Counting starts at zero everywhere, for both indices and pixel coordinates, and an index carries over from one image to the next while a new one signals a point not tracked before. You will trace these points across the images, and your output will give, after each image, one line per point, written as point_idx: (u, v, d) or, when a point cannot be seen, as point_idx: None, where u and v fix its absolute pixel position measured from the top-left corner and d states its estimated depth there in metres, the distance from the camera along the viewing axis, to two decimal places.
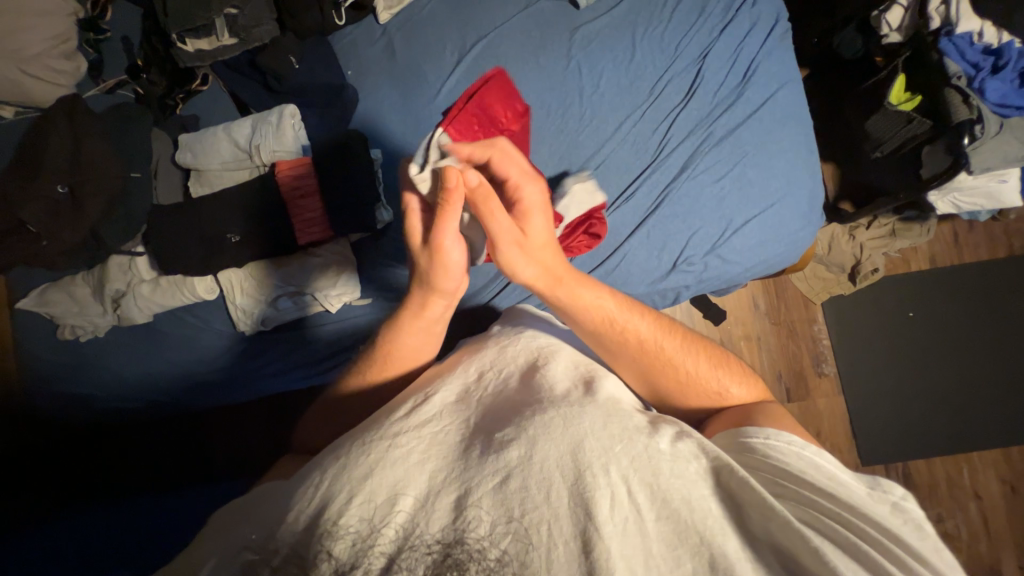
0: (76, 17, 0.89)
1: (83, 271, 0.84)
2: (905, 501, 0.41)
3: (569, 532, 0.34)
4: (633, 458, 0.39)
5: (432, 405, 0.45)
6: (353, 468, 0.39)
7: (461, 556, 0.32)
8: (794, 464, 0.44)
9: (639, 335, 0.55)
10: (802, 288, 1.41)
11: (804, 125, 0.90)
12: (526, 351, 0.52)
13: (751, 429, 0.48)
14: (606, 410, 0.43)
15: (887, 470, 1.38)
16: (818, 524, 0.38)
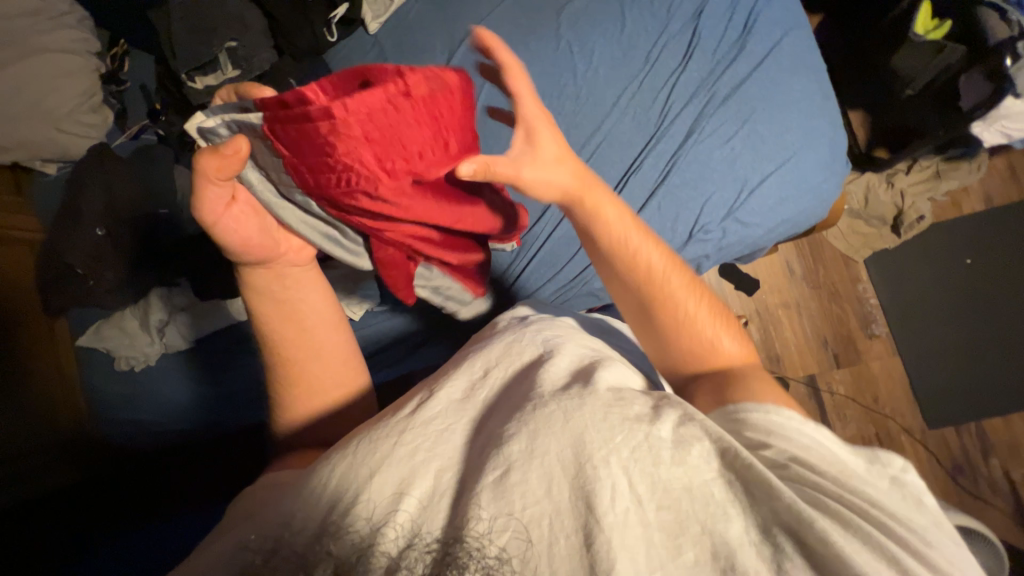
0: (99, 72, 0.97)
1: (129, 306, 0.90)
2: (905, 474, 0.40)
3: (570, 527, 0.34)
4: (636, 447, 0.37)
5: (437, 402, 0.45)
6: (358, 468, 0.40)
7: (461, 554, 0.33)
8: (792, 442, 0.42)
9: (650, 264, 0.56)
10: (841, 247, 1.32)
11: (816, 71, 0.84)
12: (533, 345, 0.51)
13: (756, 404, 0.46)
14: (608, 398, 0.41)
15: (958, 433, 1.27)
16: (837, 510, 0.36)
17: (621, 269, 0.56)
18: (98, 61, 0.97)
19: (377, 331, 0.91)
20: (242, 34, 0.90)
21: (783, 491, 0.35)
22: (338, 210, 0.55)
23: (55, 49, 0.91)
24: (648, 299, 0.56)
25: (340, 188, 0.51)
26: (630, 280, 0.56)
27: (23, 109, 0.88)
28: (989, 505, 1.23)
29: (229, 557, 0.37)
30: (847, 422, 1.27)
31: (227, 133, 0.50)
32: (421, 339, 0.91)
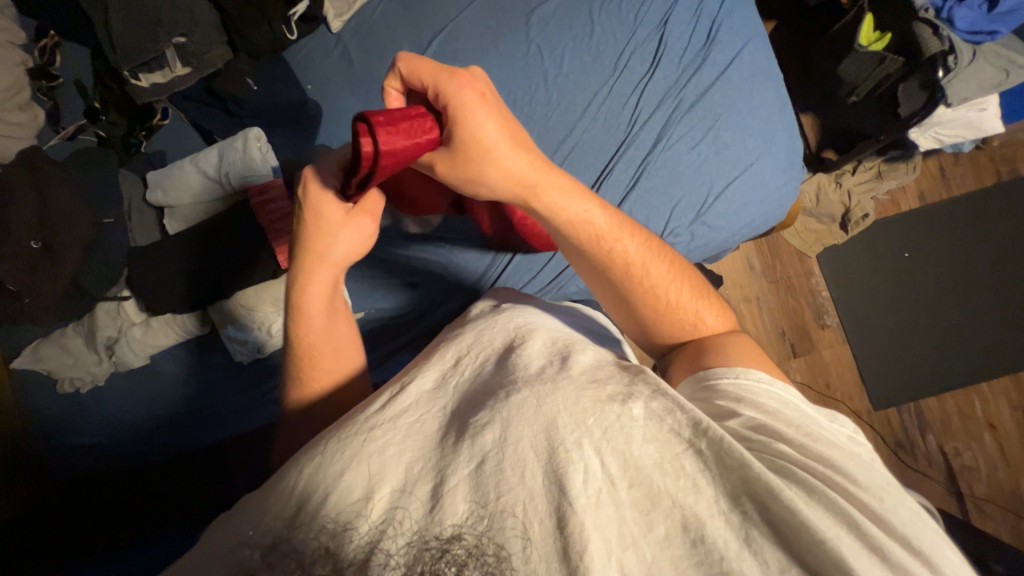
0: (26, 66, 0.88)
1: (71, 322, 0.83)
2: (858, 435, 0.45)
3: (544, 511, 0.35)
4: (607, 428, 0.38)
5: (408, 395, 0.44)
6: (329, 465, 0.38)
7: (459, 552, 0.33)
8: (762, 409, 0.45)
9: (627, 255, 0.56)
10: (795, 243, 1.40)
11: (775, 80, 0.88)
12: (504, 332, 0.51)
13: (727, 369, 0.49)
14: (581, 382, 0.42)
15: (899, 411, 1.38)
16: (801, 474, 0.38)
17: (594, 258, 0.57)
18: (24, 53, 0.88)
19: None
20: (192, 29, 0.83)
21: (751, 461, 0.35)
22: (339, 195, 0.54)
23: None
24: (622, 289, 0.57)
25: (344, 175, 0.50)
26: (605, 270, 0.57)
27: None
28: (926, 476, 1.35)
29: (230, 554, 0.36)
30: None
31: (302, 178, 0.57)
32: (396, 346, 0.89)
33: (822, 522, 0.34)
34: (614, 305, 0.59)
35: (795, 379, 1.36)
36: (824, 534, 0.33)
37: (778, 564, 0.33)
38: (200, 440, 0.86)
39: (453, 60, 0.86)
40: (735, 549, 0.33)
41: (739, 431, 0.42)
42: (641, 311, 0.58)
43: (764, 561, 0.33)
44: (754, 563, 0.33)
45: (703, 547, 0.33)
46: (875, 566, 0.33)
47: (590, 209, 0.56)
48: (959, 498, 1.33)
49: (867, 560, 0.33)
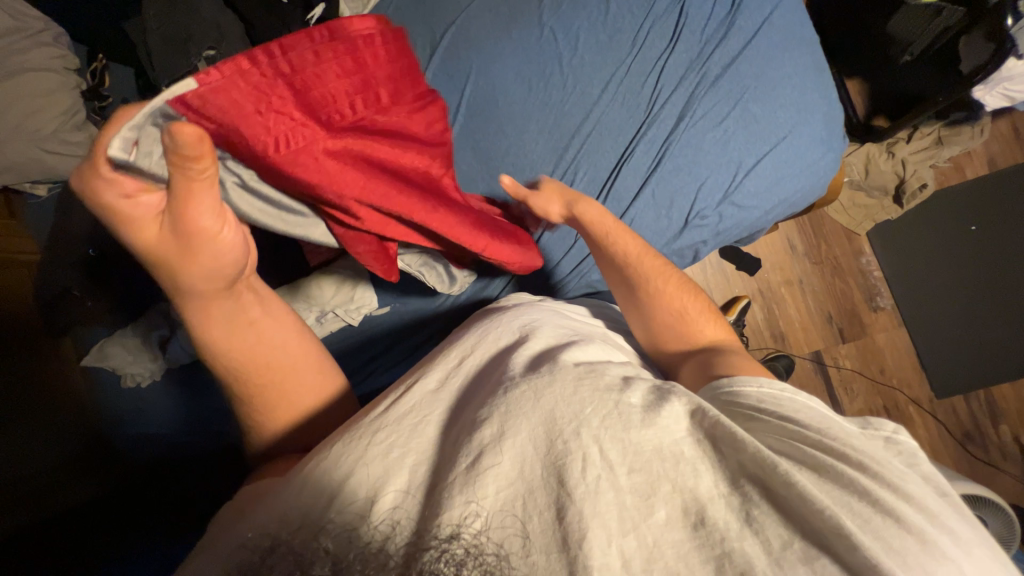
0: (80, 89, 0.95)
1: (130, 321, 0.88)
2: (898, 434, 0.41)
3: (543, 503, 0.35)
4: (607, 416, 0.38)
5: (412, 395, 0.45)
6: (336, 467, 0.39)
7: (456, 549, 0.31)
8: (786, 408, 0.42)
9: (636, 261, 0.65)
10: (843, 221, 1.30)
11: (809, 44, 0.81)
12: (511, 330, 0.52)
13: (759, 377, 0.47)
14: (580, 372, 0.42)
15: (965, 400, 1.27)
16: (859, 480, 0.35)
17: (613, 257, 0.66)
18: (77, 77, 0.95)
19: (375, 334, 0.91)
20: (220, 41, 0.87)
21: (748, 442, 0.36)
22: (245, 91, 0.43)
23: (37, 68, 0.89)
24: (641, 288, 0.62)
25: (273, 70, 0.44)
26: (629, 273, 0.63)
27: (9, 132, 0.86)
28: (997, 469, 1.23)
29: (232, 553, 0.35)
30: (854, 397, 1.26)
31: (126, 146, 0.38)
32: (420, 340, 0.91)
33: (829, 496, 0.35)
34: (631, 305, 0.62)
35: (844, 366, 1.27)
36: (823, 504, 0.33)
37: (780, 540, 0.32)
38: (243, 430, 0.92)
39: (466, 52, 0.84)
40: (736, 529, 0.33)
41: (788, 445, 0.39)
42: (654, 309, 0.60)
43: (767, 538, 0.32)
44: (758, 545, 0.32)
45: (703, 530, 0.33)
46: (909, 541, 0.32)
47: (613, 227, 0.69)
48: None
49: (876, 521, 0.33)
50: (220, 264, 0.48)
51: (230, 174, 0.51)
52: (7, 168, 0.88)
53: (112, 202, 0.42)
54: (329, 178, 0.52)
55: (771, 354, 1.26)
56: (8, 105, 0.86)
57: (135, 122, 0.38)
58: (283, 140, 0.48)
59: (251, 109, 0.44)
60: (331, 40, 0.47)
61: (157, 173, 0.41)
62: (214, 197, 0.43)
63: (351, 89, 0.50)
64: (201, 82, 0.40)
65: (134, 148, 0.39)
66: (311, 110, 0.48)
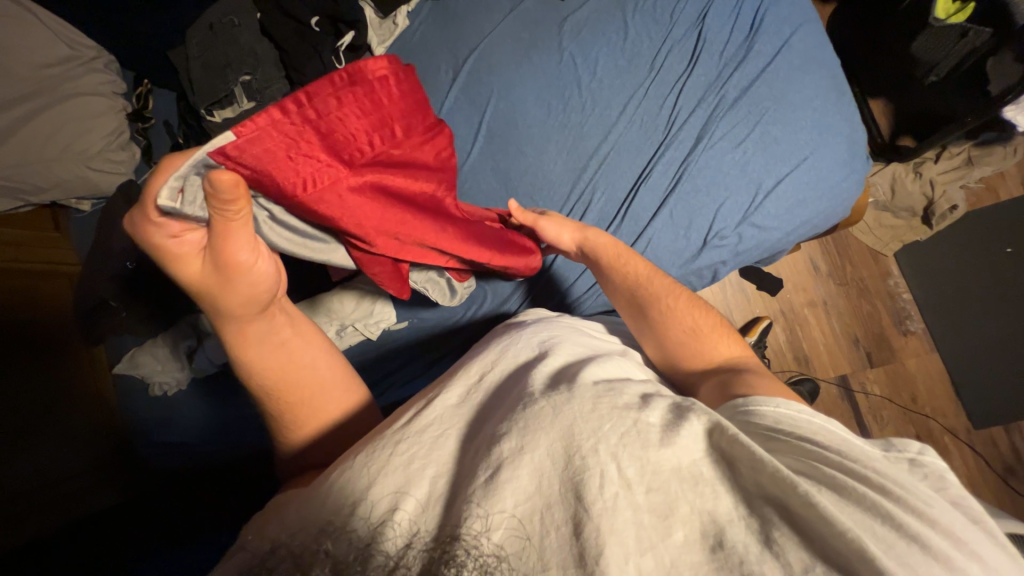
0: (126, 112, 1.01)
1: (161, 332, 0.93)
2: (924, 455, 0.40)
3: (560, 519, 0.34)
4: (625, 434, 0.38)
5: (434, 409, 0.45)
6: (357, 480, 0.39)
7: (461, 558, 0.31)
8: (805, 430, 0.41)
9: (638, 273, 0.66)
10: (868, 241, 1.27)
11: (830, 67, 0.81)
12: (530, 347, 0.52)
13: (777, 400, 0.45)
14: (597, 391, 0.42)
15: (1006, 431, 1.20)
16: (883, 503, 0.34)
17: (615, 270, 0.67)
18: (124, 101, 1.02)
19: (393, 348, 0.92)
20: (255, 67, 0.92)
21: (766, 459, 0.35)
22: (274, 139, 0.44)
23: (88, 93, 0.96)
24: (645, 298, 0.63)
25: (301, 116, 0.45)
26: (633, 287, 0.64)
27: (60, 151, 0.92)
28: None
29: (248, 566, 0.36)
30: (884, 424, 1.21)
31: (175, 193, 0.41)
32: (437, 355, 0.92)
33: (856, 520, 0.33)
34: (635, 316, 0.63)
35: (873, 392, 1.22)
36: (845, 527, 0.31)
37: (801, 564, 0.31)
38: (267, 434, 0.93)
39: (487, 76, 0.87)
40: (756, 552, 0.32)
41: (807, 467, 0.37)
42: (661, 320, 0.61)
43: (789, 564, 0.31)
44: (778, 568, 0.31)
45: (722, 552, 0.32)
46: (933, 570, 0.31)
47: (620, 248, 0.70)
48: None
49: (899, 547, 0.32)
50: (255, 294, 0.49)
51: (262, 210, 0.52)
52: (55, 185, 0.93)
53: (160, 242, 0.44)
54: (353, 210, 0.54)
55: (795, 377, 1.22)
56: (60, 127, 0.92)
57: (180, 172, 0.40)
58: (309, 179, 0.49)
59: (280, 155, 0.46)
60: (349, 85, 0.47)
61: (200, 216, 0.43)
62: (251, 234, 0.45)
63: (375, 127, 0.51)
64: (238, 134, 0.42)
65: (181, 196, 0.41)
66: (336, 149, 0.49)
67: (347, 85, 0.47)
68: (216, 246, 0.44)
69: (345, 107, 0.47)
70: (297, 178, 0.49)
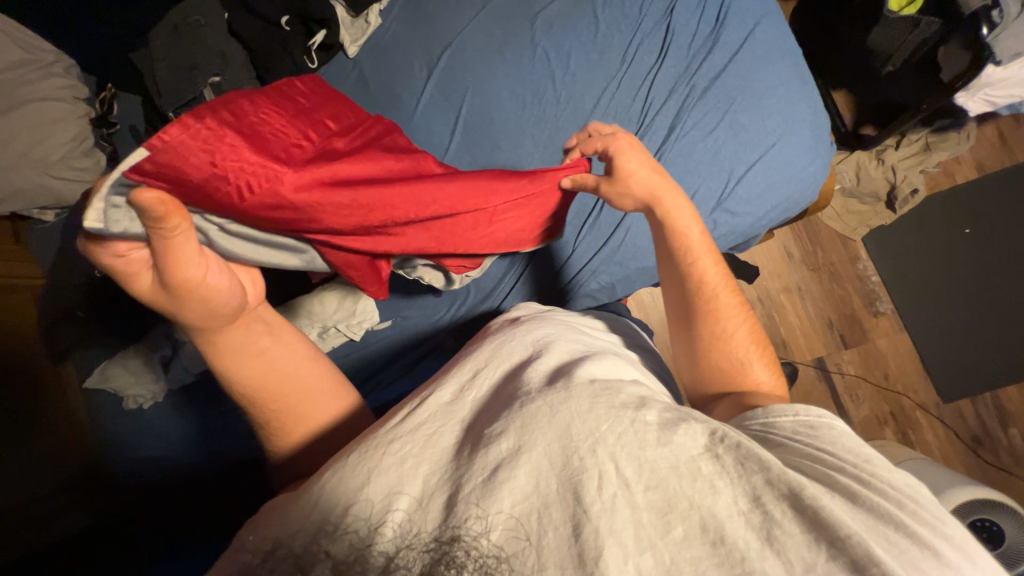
0: (89, 117, 0.97)
1: (133, 343, 0.90)
2: None
3: (559, 518, 0.33)
4: (623, 434, 0.36)
5: (426, 407, 0.45)
6: (348, 480, 0.38)
7: (460, 554, 0.32)
8: (823, 439, 0.40)
9: (703, 278, 0.59)
10: (838, 228, 1.32)
11: (793, 57, 0.84)
12: (523, 344, 0.51)
13: (786, 407, 0.44)
14: (594, 390, 0.40)
15: (972, 404, 1.26)
16: (897, 513, 0.33)
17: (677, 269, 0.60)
18: (86, 106, 0.98)
19: (378, 349, 0.91)
20: (224, 68, 0.90)
21: (777, 466, 0.34)
22: (195, 144, 0.42)
23: (45, 98, 0.92)
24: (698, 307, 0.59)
25: (217, 119, 0.44)
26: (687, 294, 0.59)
27: (16, 160, 0.88)
28: (1011, 475, 1.21)
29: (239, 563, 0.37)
30: (860, 403, 1.25)
31: (105, 216, 0.39)
32: (423, 354, 0.91)
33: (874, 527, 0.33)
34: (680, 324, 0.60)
35: (848, 373, 1.27)
36: (849, 530, 0.31)
37: (801, 562, 0.30)
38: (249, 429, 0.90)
39: (462, 72, 0.87)
40: (756, 548, 0.31)
41: (817, 476, 0.36)
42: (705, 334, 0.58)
43: (789, 562, 0.30)
44: (778, 564, 0.30)
45: (723, 547, 0.31)
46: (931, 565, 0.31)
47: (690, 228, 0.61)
48: None
49: (911, 554, 0.31)
50: (217, 307, 0.48)
51: (208, 223, 0.50)
52: (13, 195, 0.89)
53: (108, 262, 0.43)
54: (319, 200, 0.51)
55: (774, 362, 1.26)
56: (15, 134, 0.88)
57: (101, 194, 0.39)
58: (259, 179, 0.47)
59: (214, 161, 0.43)
60: (253, 94, 0.49)
61: (139, 234, 0.42)
62: (198, 246, 0.44)
63: (299, 124, 0.51)
64: (153, 152, 0.40)
65: (108, 217, 0.40)
66: (272, 146, 0.48)
67: (254, 95, 0.49)
68: (160, 263, 0.43)
69: (259, 108, 0.48)
70: (245, 182, 0.46)
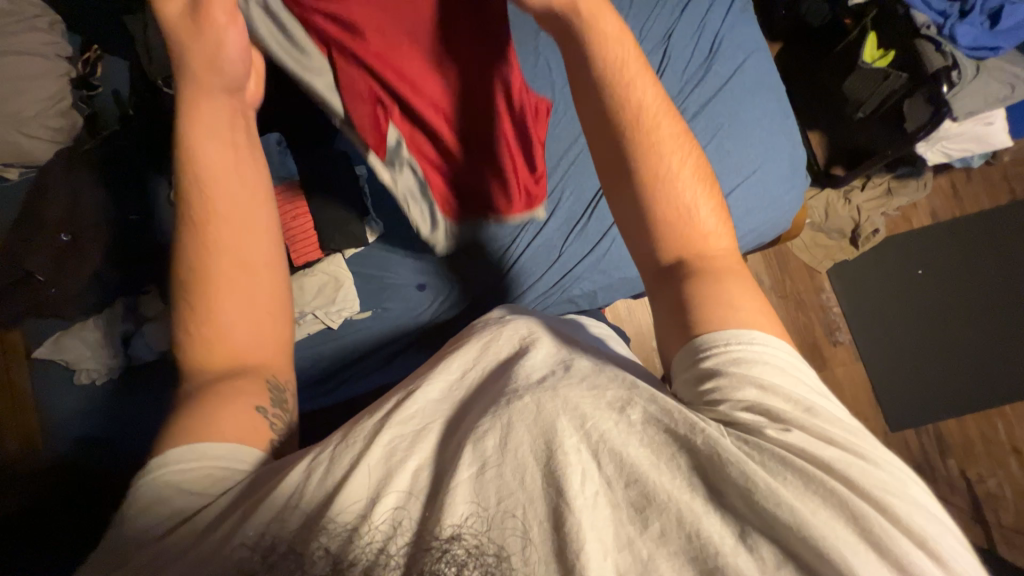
0: (70, 77, 0.93)
1: (92, 316, 0.87)
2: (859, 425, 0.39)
3: (541, 513, 0.34)
4: (605, 432, 0.37)
5: (412, 402, 0.43)
6: (335, 467, 0.39)
7: (459, 552, 0.34)
8: (754, 380, 0.39)
9: (650, 117, 0.51)
10: (806, 259, 1.39)
11: (776, 92, 0.90)
12: (510, 343, 0.49)
13: (724, 333, 0.42)
14: (581, 388, 0.41)
15: (916, 434, 1.34)
16: (855, 504, 0.32)
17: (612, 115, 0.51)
18: (68, 65, 0.93)
19: (355, 338, 0.90)
20: None
21: (739, 462, 0.34)
22: None
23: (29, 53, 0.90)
24: (641, 159, 0.50)
25: None
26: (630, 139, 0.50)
27: None
28: (948, 502, 1.29)
29: (222, 547, 0.36)
30: None
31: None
32: (401, 347, 0.90)
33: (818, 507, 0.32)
34: (619, 181, 0.51)
35: None
36: (800, 520, 0.32)
37: (772, 559, 0.31)
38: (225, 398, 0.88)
39: None
40: (731, 544, 0.32)
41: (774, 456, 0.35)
42: (647, 189, 0.49)
43: (761, 559, 0.32)
44: (753, 563, 0.31)
45: (699, 541, 0.32)
46: (878, 565, 0.30)
47: (642, 82, 0.52)
48: (987, 529, 1.26)
49: (860, 550, 0.31)
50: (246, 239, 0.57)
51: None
52: None
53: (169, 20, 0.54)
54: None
55: None
56: None
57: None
58: None
59: None
60: None
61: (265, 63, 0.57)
62: (239, 36, 0.56)
63: None
64: None
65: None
66: None
67: None
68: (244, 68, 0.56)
69: None
70: None
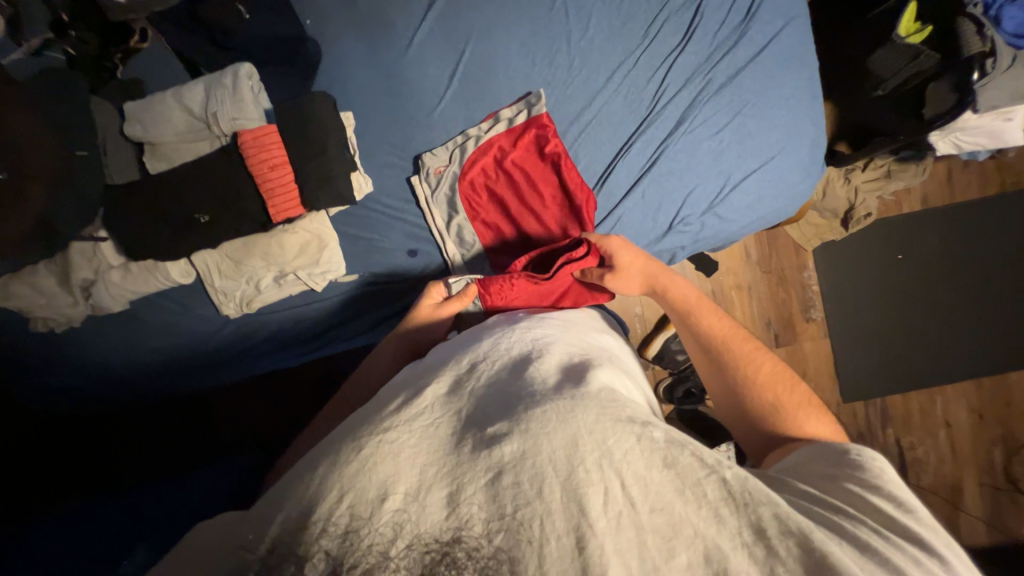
0: None
1: (41, 260, 0.75)
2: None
3: (562, 528, 0.33)
4: (627, 451, 0.38)
5: (423, 398, 0.43)
6: (342, 465, 0.36)
7: (460, 555, 0.32)
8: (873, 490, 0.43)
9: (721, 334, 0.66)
10: (795, 236, 1.40)
11: (808, 69, 0.83)
12: (522, 343, 0.52)
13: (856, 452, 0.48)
14: (602, 404, 0.42)
15: (865, 405, 1.45)
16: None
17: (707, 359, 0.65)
18: None
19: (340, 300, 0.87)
20: None
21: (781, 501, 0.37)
22: None
23: None
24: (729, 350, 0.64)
25: None
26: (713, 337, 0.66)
27: None
28: None
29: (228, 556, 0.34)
30: None
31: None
32: (389, 311, 0.88)
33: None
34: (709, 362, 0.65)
35: None
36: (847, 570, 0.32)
37: None
38: (205, 349, 0.85)
39: (469, 12, 0.80)
40: None
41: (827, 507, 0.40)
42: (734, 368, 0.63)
43: None
44: None
45: None
46: None
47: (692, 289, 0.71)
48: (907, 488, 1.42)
49: None
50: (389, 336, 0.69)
51: None
52: None
53: None
54: None
55: None
56: None
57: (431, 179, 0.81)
58: None
59: None
60: None
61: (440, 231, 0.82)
62: None
63: None
64: None
65: None
66: None
67: None
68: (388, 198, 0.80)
69: None
70: None
